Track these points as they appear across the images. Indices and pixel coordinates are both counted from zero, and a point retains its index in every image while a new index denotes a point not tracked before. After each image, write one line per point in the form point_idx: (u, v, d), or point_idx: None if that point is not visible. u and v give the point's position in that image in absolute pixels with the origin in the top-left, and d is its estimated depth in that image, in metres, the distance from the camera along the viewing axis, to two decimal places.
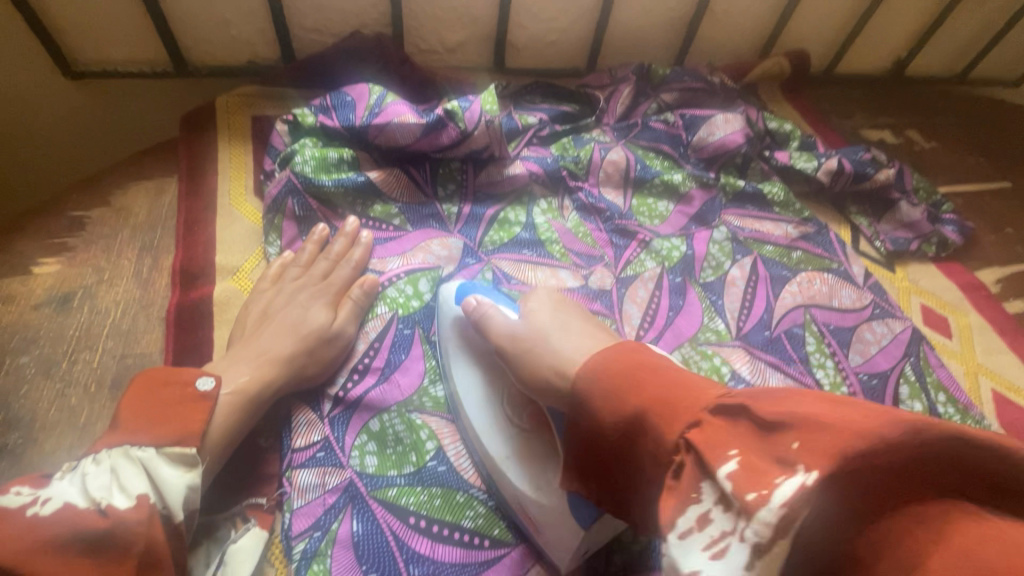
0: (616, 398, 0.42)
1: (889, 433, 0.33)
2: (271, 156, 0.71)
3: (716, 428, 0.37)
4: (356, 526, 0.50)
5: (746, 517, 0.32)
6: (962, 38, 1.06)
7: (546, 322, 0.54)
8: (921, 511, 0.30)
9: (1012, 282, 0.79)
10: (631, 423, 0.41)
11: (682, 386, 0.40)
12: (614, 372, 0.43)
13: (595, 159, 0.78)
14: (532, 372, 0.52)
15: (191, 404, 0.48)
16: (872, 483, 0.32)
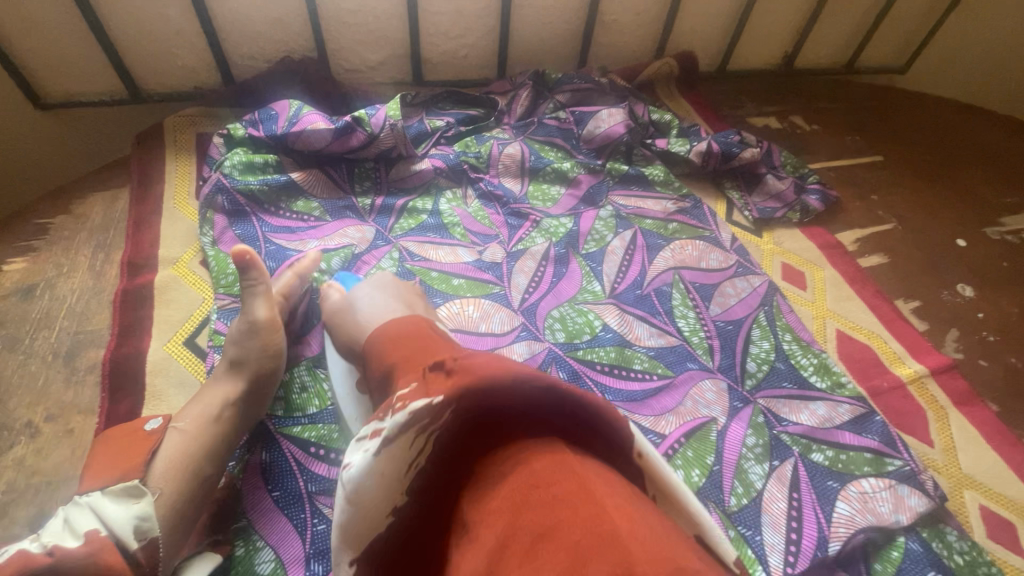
0: (396, 348, 0.45)
1: (569, 468, 0.33)
2: (209, 166, 0.83)
3: (469, 356, 0.38)
4: (265, 455, 0.60)
5: (391, 413, 0.35)
6: (842, 34, 1.18)
7: (365, 297, 0.60)
8: (543, 475, 0.32)
9: (869, 241, 0.90)
10: (388, 371, 0.44)
11: (411, 402, 0.35)
12: (405, 331, 0.46)
13: (494, 153, 0.89)
14: (342, 335, 0.60)
15: (140, 443, 0.52)
16: (521, 461, 0.33)
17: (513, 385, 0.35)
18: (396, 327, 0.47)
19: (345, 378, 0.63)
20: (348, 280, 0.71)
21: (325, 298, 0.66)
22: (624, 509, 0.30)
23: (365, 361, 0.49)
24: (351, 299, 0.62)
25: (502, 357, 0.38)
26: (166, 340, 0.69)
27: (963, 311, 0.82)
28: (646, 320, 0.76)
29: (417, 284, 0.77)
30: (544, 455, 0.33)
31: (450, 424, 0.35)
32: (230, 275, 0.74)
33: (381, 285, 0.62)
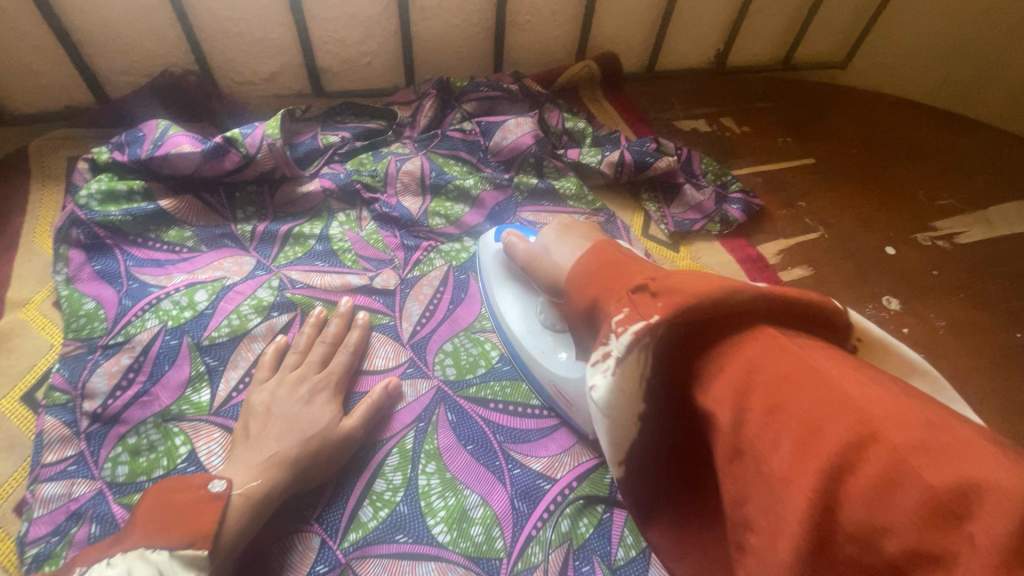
0: (596, 279, 0.47)
1: (788, 347, 0.37)
2: (71, 194, 0.76)
3: (672, 277, 0.43)
4: (95, 527, 0.54)
5: (620, 335, 0.41)
6: (776, 29, 1.13)
7: (553, 245, 0.65)
8: (756, 359, 0.37)
9: (792, 252, 0.84)
10: (591, 304, 0.47)
11: (629, 327, 0.41)
12: (600, 264, 0.48)
13: (391, 170, 0.83)
14: (541, 280, 0.64)
15: (206, 508, 0.48)
16: (737, 348, 0.39)
17: (732, 296, 0.40)
18: (587, 259, 0.49)
19: (526, 320, 0.67)
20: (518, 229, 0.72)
21: (509, 245, 0.67)
22: (855, 378, 0.35)
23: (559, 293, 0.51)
24: (540, 244, 0.65)
25: (700, 275, 0.43)
26: (1, 395, 0.62)
27: (887, 327, 0.77)
28: None
29: (297, 317, 0.70)
30: (759, 341, 0.38)
31: (674, 337, 0.40)
32: (82, 318, 0.66)
33: (565, 231, 0.66)
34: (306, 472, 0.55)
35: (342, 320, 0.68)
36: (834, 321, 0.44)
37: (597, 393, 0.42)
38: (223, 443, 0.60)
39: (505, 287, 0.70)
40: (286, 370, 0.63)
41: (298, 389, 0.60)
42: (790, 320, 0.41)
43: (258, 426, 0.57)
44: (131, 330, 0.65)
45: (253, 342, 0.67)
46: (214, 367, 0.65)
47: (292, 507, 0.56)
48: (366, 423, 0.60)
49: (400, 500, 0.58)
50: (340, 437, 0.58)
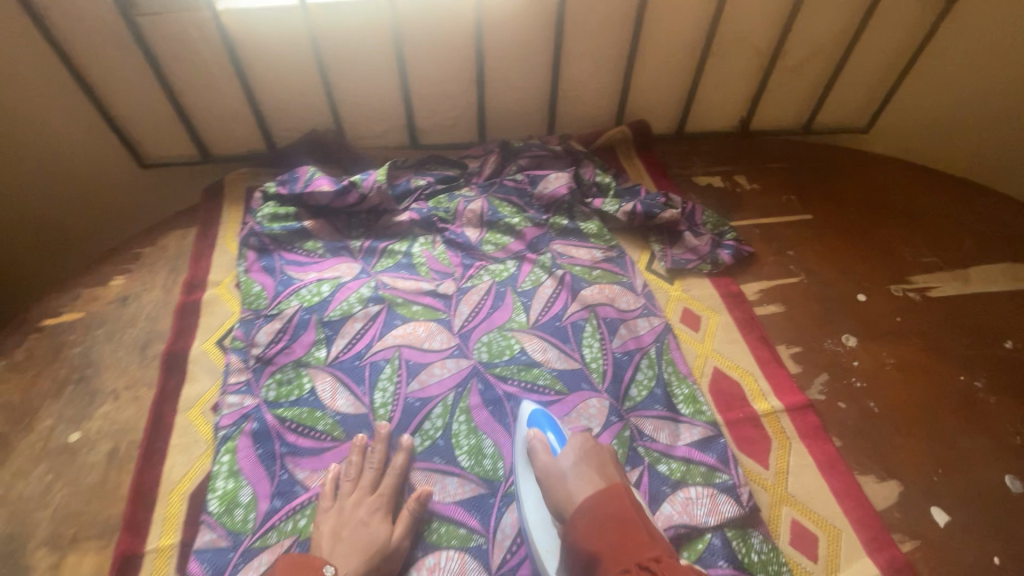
0: (605, 533, 0.64)
1: None
2: (250, 213, 1.14)
3: (671, 570, 0.58)
4: (255, 425, 0.86)
5: None
6: (795, 100, 1.31)
7: (571, 469, 0.73)
8: None
9: (771, 292, 1.03)
10: (593, 553, 0.64)
11: None
12: (612, 518, 0.65)
13: (460, 208, 1.13)
14: (554, 496, 0.73)
15: None
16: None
17: None
18: (604, 506, 0.67)
19: (540, 511, 0.76)
20: (542, 422, 0.82)
21: (533, 450, 0.78)
22: None
23: (573, 526, 0.68)
24: (559, 460, 0.75)
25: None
26: (205, 339, 0.98)
27: (840, 358, 0.94)
28: (557, 347, 0.96)
29: (384, 307, 1.01)
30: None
31: None
32: (253, 295, 1.02)
33: (583, 449, 0.75)
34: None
35: (383, 446, 0.83)
36: None
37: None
38: (332, 385, 0.91)
39: (525, 473, 0.79)
40: (343, 497, 0.78)
41: (357, 510, 0.76)
42: None
43: (328, 549, 0.72)
44: (282, 306, 1.00)
45: (355, 321, 0.99)
46: (330, 335, 0.97)
47: (371, 429, 0.87)
48: (409, 533, 0.75)
49: (439, 435, 0.86)
50: (394, 550, 0.73)
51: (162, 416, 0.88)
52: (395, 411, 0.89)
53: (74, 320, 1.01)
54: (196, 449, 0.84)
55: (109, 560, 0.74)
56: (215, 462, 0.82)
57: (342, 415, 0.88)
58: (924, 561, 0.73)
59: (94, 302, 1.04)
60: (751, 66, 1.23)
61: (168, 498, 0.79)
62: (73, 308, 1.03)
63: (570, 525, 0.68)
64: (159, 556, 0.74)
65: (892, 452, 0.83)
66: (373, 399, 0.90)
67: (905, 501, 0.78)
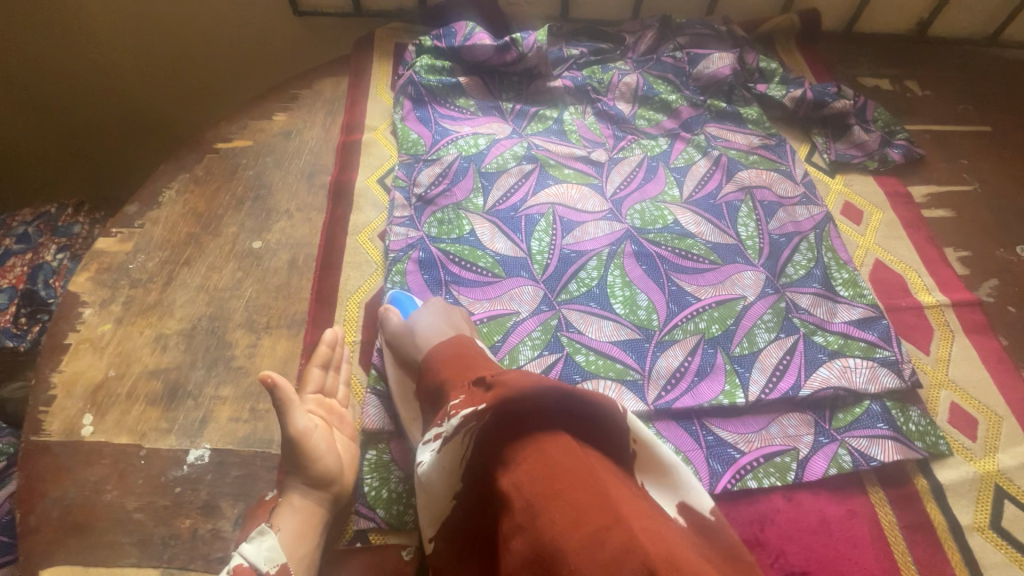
0: (446, 367, 0.66)
1: (572, 450, 0.46)
2: (403, 65, 1.15)
3: (501, 372, 0.53)
4: (421, 254, 0.91)
5: (450, 420, 0.53)
6: (990, 5, 1.19)
7: (422, 321, 0.77)
8: (550, 460, 0.45)
9: (940, 196, 0.98)
10: (443, 385, 0.64)
11: (460, 411, 0.52)
12: (453, 352, 0.68)
13: (614, 81, 1.11)
14: (406, 351, 0.77)
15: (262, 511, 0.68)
16: (539, 447, 0.46)
17: (537, 391, 0.48)
18: (446, 347, 0.69)
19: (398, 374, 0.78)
20: (404, 301, 0.84)
21: (387, 319, 0.80)
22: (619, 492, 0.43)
23: (427, 368, 0.69)
24: (412, 320, 0.78)
25: (522, 372, 0.51)
26: (367, 176, 1.02)
27: (1013, 266, 0.90)
28: (712, 222, 0.95)
29: (537, 168, 1.02)
30: (558, 443, 0.46)
31: (489, 426, 0.49)
32: (410, 142, 1.05)
33: (437, 309, 0.79)
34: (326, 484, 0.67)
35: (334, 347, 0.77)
36: (613, 432, 0.50)
37: (422, 465, 0.55)
38: (490, 229, 0.95)
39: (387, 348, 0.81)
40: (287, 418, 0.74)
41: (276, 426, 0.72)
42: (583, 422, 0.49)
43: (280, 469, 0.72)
44: (441, 153, 1.02)
45: (509, 176, 1.01)
46: (487, 185, 0.99)
47: (530, 271, 0.90)
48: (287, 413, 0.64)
49: (595, 285, 0.89)
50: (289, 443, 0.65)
51: (335, 237, 0.94)
52: (552, 259, 0.92)
53: (244, 147, 1.07)
54: (368, 268, 0.91)
55: (300, 346, 0.83)
56: (389, 279, 0.88)
57: (500, 256, 0.92)
58: None
59: (259, 133, 1.09)
60: None
61: (347, 304, 0.87)
62: (242, 137, 1.08)
63: (425, 364, 0.71)
64: (343, 348, 0.83)
65: None
66: (530, 246, 0.93)
67: None
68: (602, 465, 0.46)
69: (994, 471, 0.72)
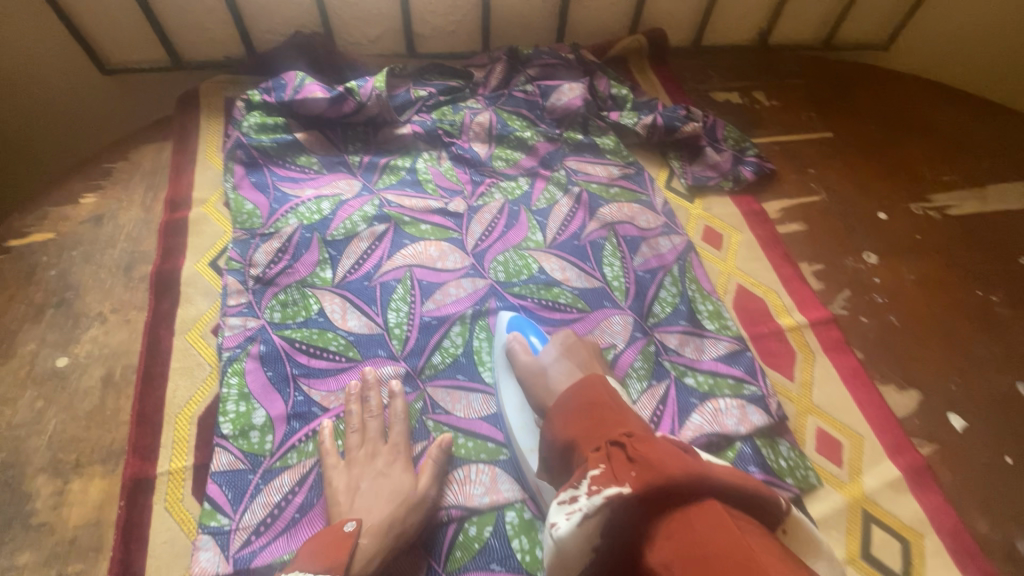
0: (579, 421, 0.62)
1: (722, 521, 0.46)
2: (233, 124, 1.03)
3: (643, 443, 0.53)
4: (262, 347, 0.81)
5: (589, 494, 0.51)
6: (817, 14, 1.24)
7: (552, 363, 0.72)
8: (702, 531, 0.45)
9: (793, 210, 1.00)
10: (570, 442, 0.61)
11: (602, 489, 0.50)
12: (585, 404, 0.64)
13: (466, 121, 1.04)
14: (537, 394, 0.72)
15: (340, 543, 0.61)
16: (691, 520, 0.46)
17: (697, 474, 0.49)
18: (580, 395, 0.65)
19: (520, 414, 0.75)
20: (524, 327, 0.81)
21: (512, 350, 0.76)
22: (778, 563, 0.43)
23: (552, 422, 0.65)
24: (539, 360, 0.74)
25: (663, 446, 0.52)
26: (196, 260, 0.90)
27: (862, 275, 0.93)
28: (577, 266, 0.91)
29: (391, 227, 0.95)
30: (710, 516, 0.46)
31: (636, 504, 0.49)
32: (245, 214, 0.93)
33: (564, 347, 0.74)
34: (401, 534, 0.65)
35: (383, 392, 0.77)
36: (764, 518, 0.51)
37: (556, 530, 0.51)
38: (341, 305, 0.86)
39: (508, 379, 0.78)
40: (353, 453, 0.72)
41: (373, 462, 0.70)
42: (739, 507, 0.49)
43: (345, 503, 0.67)
44: (279, 225, 0.92)
45: (361, 240, 0.93)
46: (335, 255, 0.90)
47: (388, 349, 0.82)
48: (434, 482, 0.70)
49: (460, 353, 0.83)
50: (420, 500, 0.68)
51: (159, 339, 0.81)
52: (411, 331, 0.84)
53: (44, 242, 0.91)
54: (200, 372, 0.79)
55: (118, 484, 0.70)
56: (224, 385, 0.77)
57: (354, 336, 0.83)
58: (941, 462, 0.76)
59: (64, 221, 0.93)
60: None
61: (175, 422, 0.74)
62: (41, 229, 0.92)
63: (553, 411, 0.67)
64: (172, 479, 0.71)
65: (909, 362, 0.84)
66: (387, 320, 0.85)
67: (923, 408, 0.80)
68: (755, 537, 0.46)
69: (861, 496, 0.73)
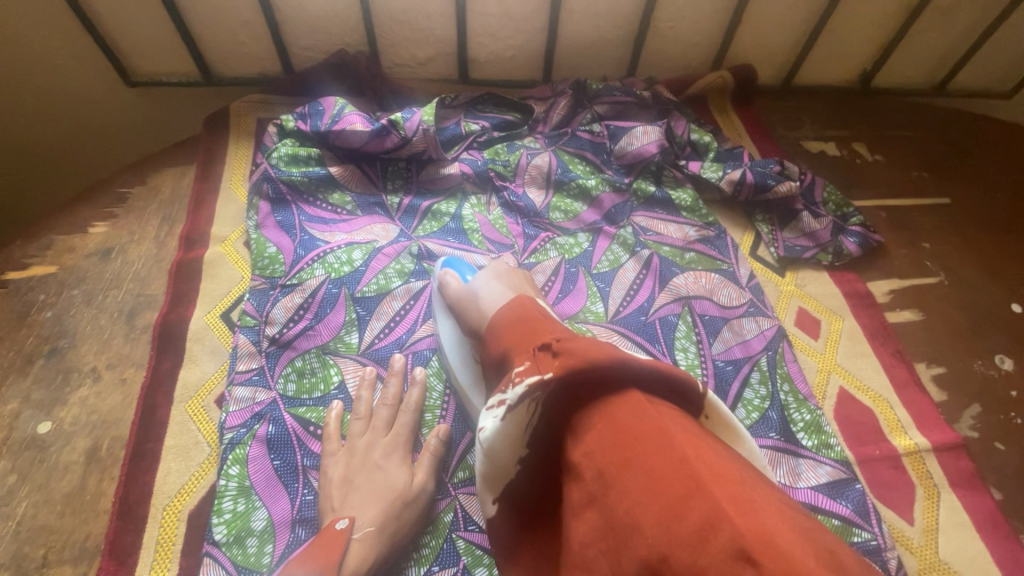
0: (509, 330, 0.52)
1: (645, 407, 0.40)
2: (262, 152, 0.92)
3: (570, 338, 0.45)
4: (271, 429, 0.69)
5: (514, 384, 0.44)
6: (933, 55, 1.07)
7: (482, 288, 0.66)
8: (623, 420, 0.39)
9: (905, 294, 0.84)
10: (502, 356, 0.51)
11: (525, 378, 0.43)
12: (511, 312, 0.55)
13: (522, 162, 0.91)
14: (467, 320, 0.66)
15: (332, 542, 0.56)
16: (611, 411, 0.40)
17: (620, 359, 0.42)
18: (507, 311, 0.55)
19: (457, 349, 0.71)
20: (456, 265, 0.76)
21: (444, 284, 0.72)
22: (703, 449, 0.37)
23: (484, 340, 0.57)
24: (471, 287, 0.68)
25: (595, 337, 0.45)
26: (207, 311, 0.79)
27: (994, 385, 0.76)
28: (644, 348, 0.77)
29: (430, 284, 0.82)
30: (631, 402, 0.40)
31: (560, 395, 0.42)
32: (266, 259, 0.82)
33: (497, 276, 0.68)
34: (395, 532, 0.60)
35: (399, 379, 0.72)
36: (691, 401, 0.45)
37: (483, 435, 0.44)
38: None
39: (446, 320, 0.74)
40: (355, 437, 0.67)
41: (371, 453, 0.65)
42: (664, 392, 0.43)
43: (339, 498, 0.61)
44: (302, 276, 0.80)
45: (393, 299, 0.80)
46: (363, 316, 0.78)
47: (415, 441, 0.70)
48: (432, 478, 0.65)
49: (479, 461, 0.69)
50: (416, 495, 0.63)
51: (157, 408, 0.70)
52: (445, 421, 0.72)
53: (44, 277, 0.81)
54: (197, 454, 0.68)
55: None
56: (221, 476, 0.66)
57: None
58: None
59: (69, 253, 0.84)
60: (896, 4, 0.98)
61: (162, 518, 0.64)
62: (43, 261, 0.83)
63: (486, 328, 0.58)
64: None
65: None
66: None
67: None
68: (683, 424, 0.40)
69: None
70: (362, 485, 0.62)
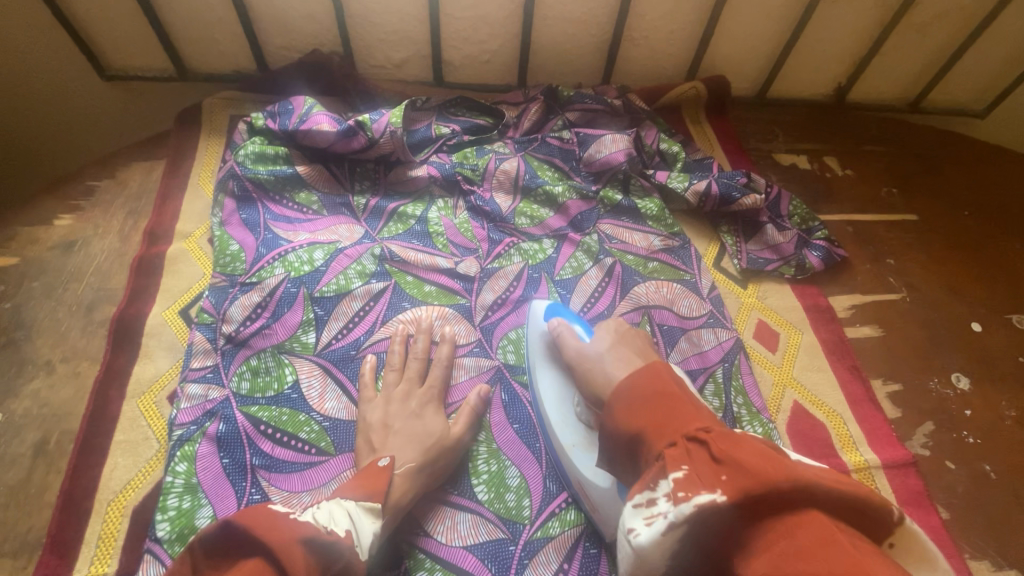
0: (645, 410, 0.51)
1: (835, 538, 0.38)
2: (231, 149, 0.92)
3: (728, 440, 0.44)
4: (221, 427, 0.69)
5: (674, 502, 0.43)
6: (908, 71, 1.07)
7: (606, 352, 0.66)
8: (808, 550, 0.38)
9: (865, 309, 0.84)
10: (636, 433, 0.50)
11: (692, 496, 0.42)
12: (648, 387, 0.52)
13: (490, 167, 0.91)
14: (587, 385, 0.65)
15: (376, 474, 0.61)
16: (793, 532, 0.39)
17: (801, 478, 0.41)
18: (641, 381, 0.53)
19: (560, 407, 0.70)
20: (561, 312, 0.74)
21: (559, 337, 0.71)
22: None
23: (608, 403, 0.54)
24: (587, 346, 0.68)
25: (753, 443, 0.44)
26: (165, 307, 0.79)
27: (949, 403, 0.76)
28: None
29: (390, 286, 0.82)
30: (814, 530, 0.39)
31: (733, 514, 0.41)
32: (227, 257, 0.82)
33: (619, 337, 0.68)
34: (434, 471, 0.66)
35: (428, 336, 0.77)
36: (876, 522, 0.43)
37: (635, 538, 0.44)
38: (320, 380, 0.74)
39: (549, 388, 0.71)
40: (390, 388, 0.73)
41: (408, 403, 0.71)
42: (845, 513, 0.41)
43: (380, 440, 0.67)
44: (262, 274, 0.80)
45: (353, 300, 0.80)
46: (321, 316, 0.78)
47: None
48: (469, 427, 0.71)
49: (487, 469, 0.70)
50: (453, 441, 0.68)
51: (107, 403, 0.70)
52: None
53: (5, 268, 0.81)
54: (145, 450, 0.68)
55: None
56: (168, 472, 0.66)
57: (330, 421, 0.72)
58: None
59: (32, 245, 0.84)
60: (870, 19, 0.98)
61: (105, 514, 0.64)
62: (5, 252, 0.83)
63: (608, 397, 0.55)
64: None
65: (1008, 532, 0.67)
66: None
67: None
68: (876, 555, 0.38)
69: None
70: (401, 430, 0.68)
